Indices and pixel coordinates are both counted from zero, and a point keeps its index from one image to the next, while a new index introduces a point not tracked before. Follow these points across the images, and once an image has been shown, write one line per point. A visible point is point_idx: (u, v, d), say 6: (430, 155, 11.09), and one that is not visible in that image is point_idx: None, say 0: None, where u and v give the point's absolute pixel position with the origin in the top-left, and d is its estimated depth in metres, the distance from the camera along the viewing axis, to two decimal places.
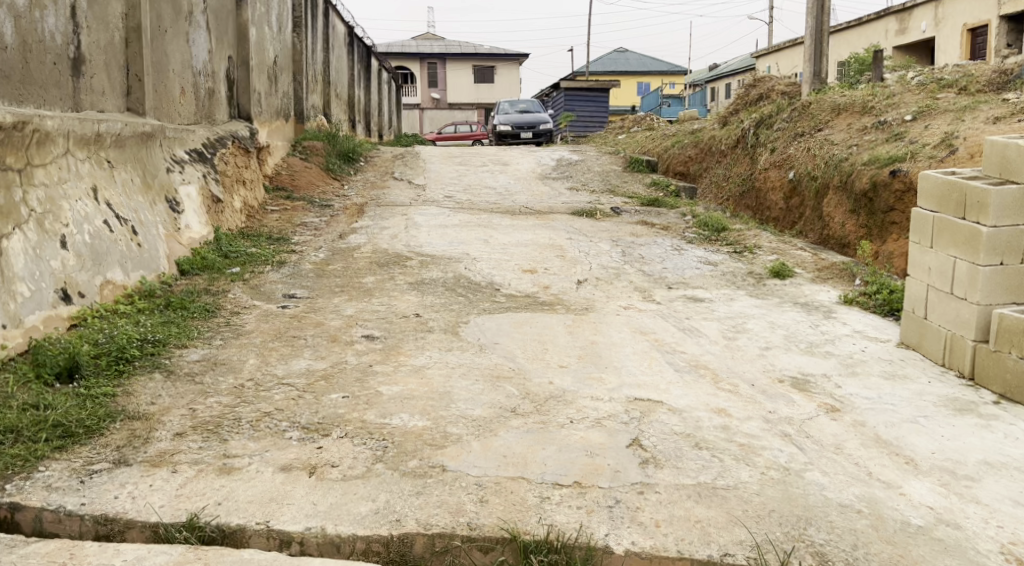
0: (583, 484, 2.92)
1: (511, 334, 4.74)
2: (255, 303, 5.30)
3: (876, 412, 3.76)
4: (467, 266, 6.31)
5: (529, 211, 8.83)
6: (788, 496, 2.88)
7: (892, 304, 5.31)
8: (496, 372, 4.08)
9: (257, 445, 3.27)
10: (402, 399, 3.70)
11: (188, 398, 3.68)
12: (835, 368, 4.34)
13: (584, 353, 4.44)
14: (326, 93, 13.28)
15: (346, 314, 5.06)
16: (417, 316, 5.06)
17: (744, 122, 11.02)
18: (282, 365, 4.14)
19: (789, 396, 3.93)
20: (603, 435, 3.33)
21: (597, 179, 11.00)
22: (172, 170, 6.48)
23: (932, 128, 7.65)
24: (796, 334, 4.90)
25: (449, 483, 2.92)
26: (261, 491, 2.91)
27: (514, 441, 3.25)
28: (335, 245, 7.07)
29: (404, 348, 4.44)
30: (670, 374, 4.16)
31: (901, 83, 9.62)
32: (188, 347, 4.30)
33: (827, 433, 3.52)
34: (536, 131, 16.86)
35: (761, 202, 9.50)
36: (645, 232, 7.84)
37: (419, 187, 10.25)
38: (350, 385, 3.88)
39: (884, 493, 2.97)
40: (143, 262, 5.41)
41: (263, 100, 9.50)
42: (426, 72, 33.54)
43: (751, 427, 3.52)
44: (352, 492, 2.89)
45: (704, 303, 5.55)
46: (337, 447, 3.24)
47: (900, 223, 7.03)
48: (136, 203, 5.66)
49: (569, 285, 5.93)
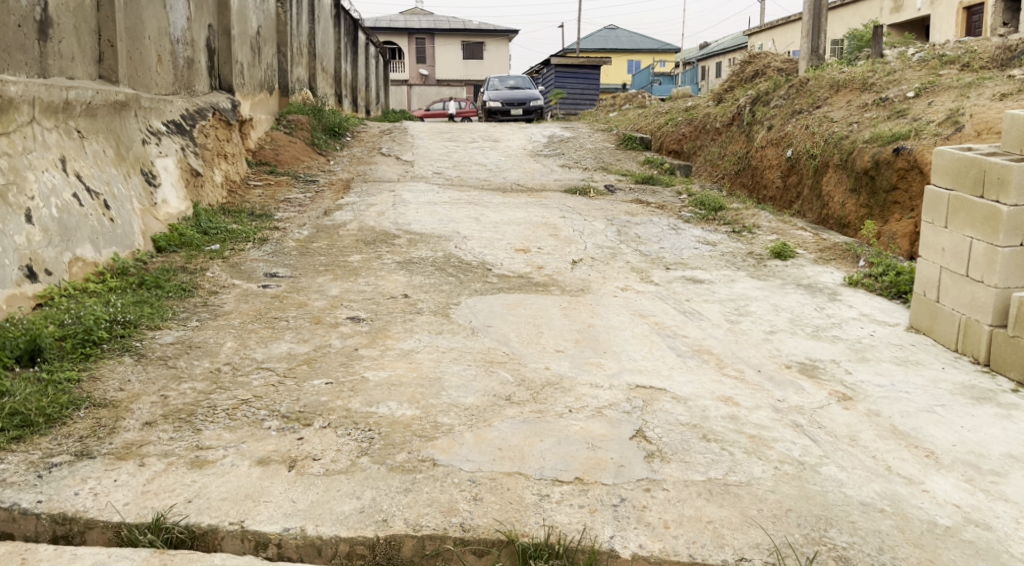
0: (586, 480, 2.70)
1: (504, 316, 4.51)
2: (235, 283, 5.03)
3: (889, 400, 3.56)
4: (457, 245, 6.07)
5: (521, 188, 8.57)
6: (805, 494, 2.68)
7: (900, 286, 5.11)
8: (489, 357, 3.85)
9: (233, 436, 3.04)
10: (390, 386, 3.47)
11: (159, 384, 3.43)
12: (843, 354, 4.15)
13: (580, 337, 4.22)
14: (312, 66, 12.92)
15: (330, 295, 4.81)
16: (405, 297, 4.82)
17: (740, 100, 10.78)
18: (261, 349, 3.89)
19: (798, 383, 3.73)
20: (604, 426, 3.11)
21: (590, 156, 10.75)
22: (149, 142, 6.18)
23: (936, 105, 7.45)
24: (801, 318, 4.70)
25: (440, 479, 2.70)
26: (236, 487, 2.68)
27: (509, 433, 3.03)
28: (320, 222, 6.80)
29: (391, 332, 4.19)
30: (673, 360, 3.94)
31: (902, 60, 9.39)
32: (161, 328, 4.04)
33: (840, 423, 3.32)
34: (526, 108, 16.56)
35: (758, 181, 9.29)
36: (640, 211, 7.60)
37: (408, 163, 9.97)
38: (334, 370, 3.66)
39: (905, 489, 2.78)
40: (116, 238, 5.14)
41: (245, 71, 9.16)
42: (413, 48, 32.99)
43: (760, 416, 3.32)
44: (334, 488, 2.67)
45: (705, 285, 5.33)
46: (319, 439, 3.01)
47: (903, 202, 6.84)
48: (109, 175, 5.36)
49: (563, 265, 5.70)
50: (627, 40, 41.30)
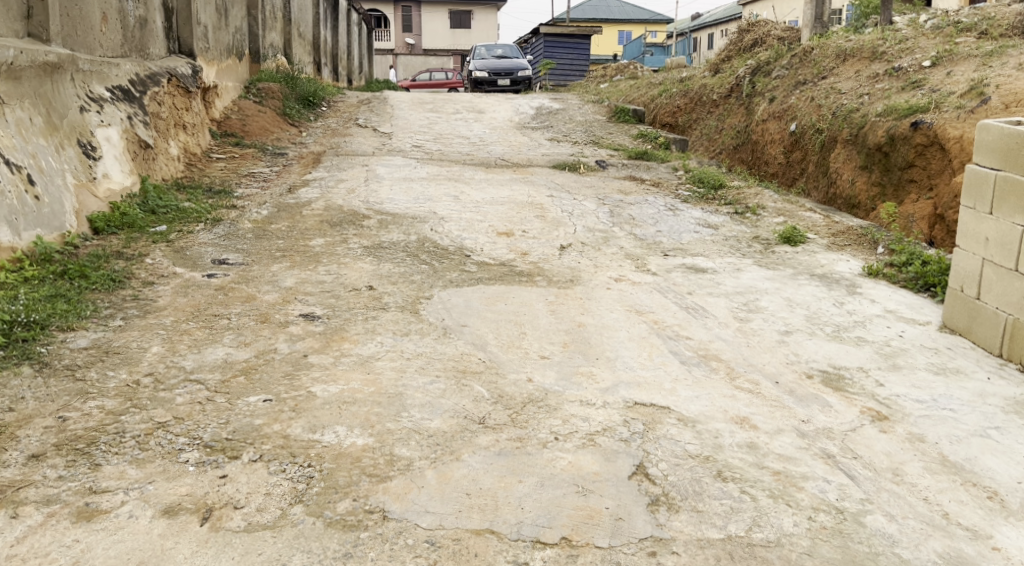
0: (574, 541, 2.16)
1: (482, 314, 3.92)
2: (176, 271, 4.41)
3: (933, 420, 3.01)
4: (433, 228, 5.47)
5: (507, 163, 7.95)
6: (850, 559, 2.14)
7: (927, 278, 4.56)
8: (461, 367, 3.28)
9: (138, 472, 2.45)
10: (341, 405, 2.88)
11: (60, 402, 2.83)
12: (872, 360, 3.59)
13: (568, 340, 3.65)
14: (287, 31, 12.16)
15: (283, 287, 4.21)
16: (370, 289, 4.22)
17: (739, 69, 10.16)
18: (191, 355, 3.28)
19: (824, 399, 3.16)
20: (598, 460, 2.55)
21: (581, 129, 10.11)
22: (88, 110, 5.52)
23: (956, 75, 6.87)
24: (819, 315, 4.13)
25: (390, 540, 2.15)
26: (130, 549, 2.11)
27: (480, 471, 2.47)
28: (282, 200, 6.16)
29: (349, 333, 3.60)
30: (676, 369, 3.38)
31: (913, 27, 8.76)
32: (76, 329, 3.42)
33: (878, 451, 2.78)
34: (513, 78, 15.82)
35: (758, 156, 8.70)
36: (634, 189, 7.02)
37: (385, 135, 9.32)
38: (276, 384, 3.06)
39: (972, 548, 2.25)
40: (41, 219, 4.51)
41: (210, 35, 8.44)
42: (400, 16, 32.03)
43: (783, 444, 2.76)
44: (256, 552, 2.11)
45: (708, 275, 4.76)
46: (246, 477, 2.44)
47: (921, 180, 6.34)
48: (35, 147, 4.71)
49: (550, 251, 5.12)
50: (619, 10, 40.34)
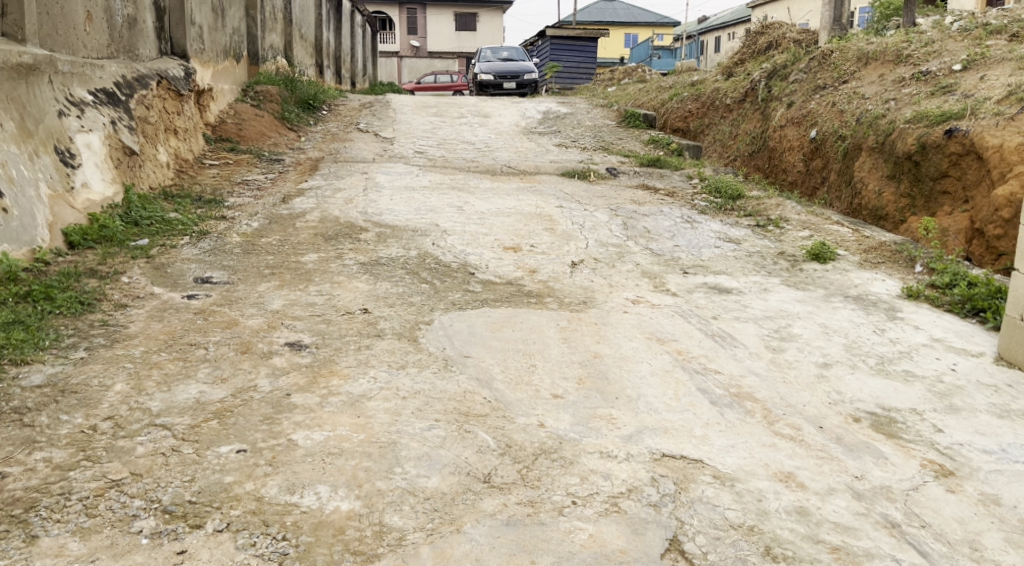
0: None
1: (488, 343, 3.54)
2: (153, 292, 4.04)
3: (1006, 477, 2.63)
4: (434, 241, 5.09)
5: (513, 170, 7.57)
6: None
7: (975, 302, 4.18)
8: (464, 409, 2.89)
9: (81, 547, 2.09)
10: (326, 458, 2.50)
11: (2, 454, 2.47)
12: (926, 398, 3.20)
13: (584, 375, 3.26)
14: (287, 33, 11.78)
15: (269, 310, 3.83)
16: (364, 313, 3.84)
17: (753, 73, 9.76)
18: (159, 395, 2.90)
19: (879, 448, 2.77)
20: (624, 533, 2.18)
21: (589, 134, 9.73)
22: (67, 114, 5.13)
23: (989, 80, 6.47)
24: (860, 344, 3.73)
25: None
26: None
27: (487, 549, 2.11)
28: (275, 211, 5.79)
29: (339, 367, 3.21)
30: (707, 412, 2.98)
31: (939, 29, 8.34)
32: (31, 363, 3.06)
33: (951, 515, 2.40)
34: (520, 81, 15.41)
35: (776, 164, 8.31)
36: (648, 199, 6.64)
37: (387, 140, 8.95)
38: (253, 430, 2.67)
39: None
40: (9, 234, 4.14)
41: (205, 35, 8.05)
42: (405, 18, 31.62)
43: (839, 508, 2.38)
44: None
45: (734, 296, 4.37)
46: (211, 553, 2.08)
47: (955, 192, 5.98)
48: (6, 154, 4.33)
49: (560, 268, 4.74)
50: (625, 12, 39.87)
